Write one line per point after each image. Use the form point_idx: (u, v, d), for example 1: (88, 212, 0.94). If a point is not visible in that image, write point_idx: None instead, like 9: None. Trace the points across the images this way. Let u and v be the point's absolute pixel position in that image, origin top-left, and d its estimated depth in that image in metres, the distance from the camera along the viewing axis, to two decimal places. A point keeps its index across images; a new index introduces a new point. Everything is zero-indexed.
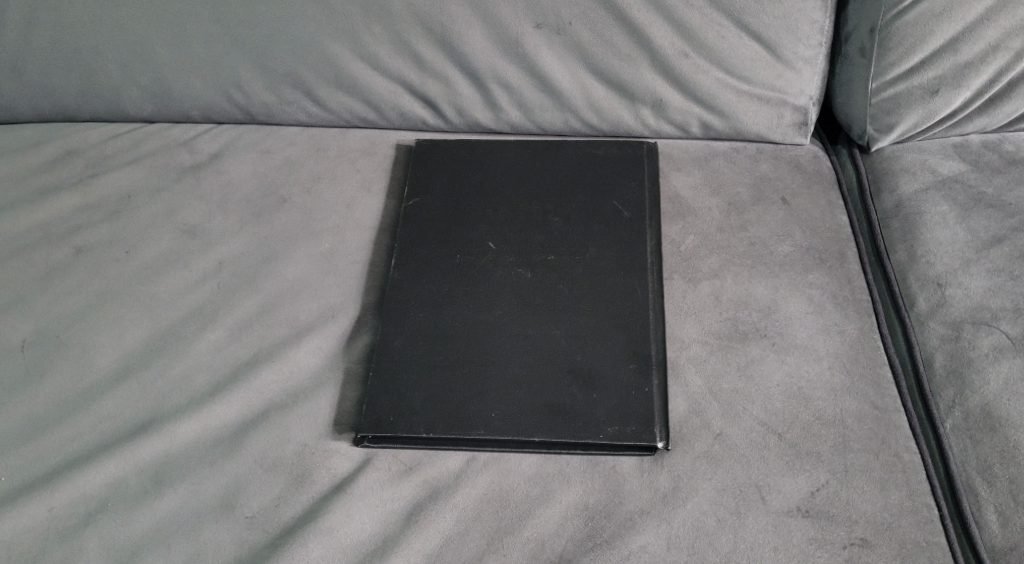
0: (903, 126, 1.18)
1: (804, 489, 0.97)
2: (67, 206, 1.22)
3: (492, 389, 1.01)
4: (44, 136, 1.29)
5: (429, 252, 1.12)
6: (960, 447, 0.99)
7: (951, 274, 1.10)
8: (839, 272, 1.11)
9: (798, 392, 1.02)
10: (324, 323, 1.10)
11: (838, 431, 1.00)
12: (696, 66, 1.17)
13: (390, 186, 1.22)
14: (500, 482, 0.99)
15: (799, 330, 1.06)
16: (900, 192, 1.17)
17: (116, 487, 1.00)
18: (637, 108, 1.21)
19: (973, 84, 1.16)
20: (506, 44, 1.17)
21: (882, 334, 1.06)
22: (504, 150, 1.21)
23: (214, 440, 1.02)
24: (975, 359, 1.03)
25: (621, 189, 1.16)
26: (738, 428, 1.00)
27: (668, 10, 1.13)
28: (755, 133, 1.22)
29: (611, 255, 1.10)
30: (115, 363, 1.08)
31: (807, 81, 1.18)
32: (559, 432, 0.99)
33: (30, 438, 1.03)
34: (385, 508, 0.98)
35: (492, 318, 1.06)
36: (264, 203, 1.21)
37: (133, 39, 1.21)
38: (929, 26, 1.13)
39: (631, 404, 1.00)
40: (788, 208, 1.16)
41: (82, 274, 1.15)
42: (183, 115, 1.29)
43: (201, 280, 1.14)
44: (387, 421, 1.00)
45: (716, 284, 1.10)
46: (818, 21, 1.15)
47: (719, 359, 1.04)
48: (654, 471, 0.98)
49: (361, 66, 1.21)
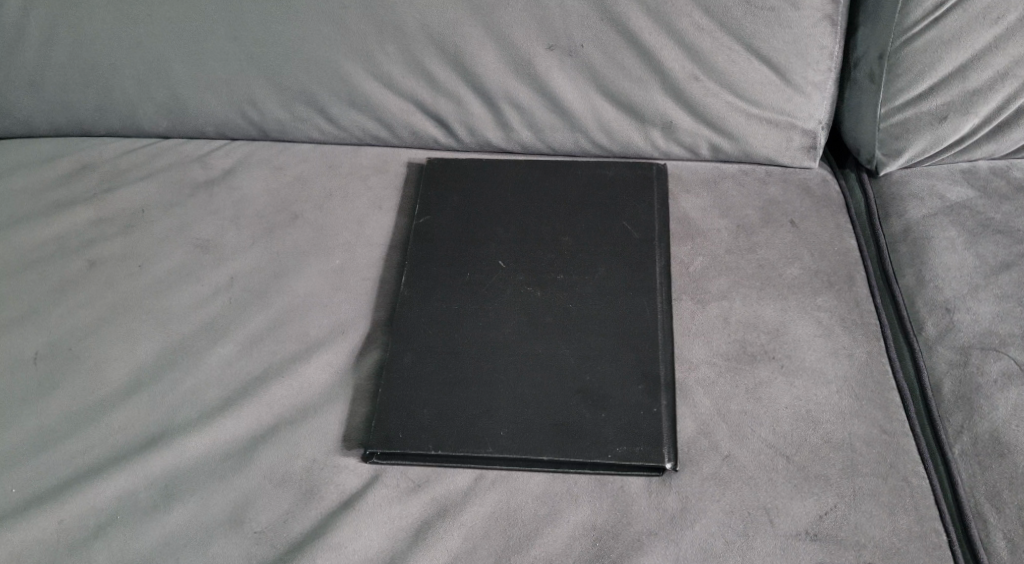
0: (911, 151, 1.19)
1: (813, 512, 0.97)
2: (81, 220, 1.23)
3: (501, 408, 1.02)
4: (60, 151, 1.31)
5: (439, 270, 1.12)
6: (968, 473, 0.99)
7: (960, 299, 1.10)
8: (847, 295, 1.11)
9: (806, 415, 1.02)
10: (335, 338, 1.10)
11: (847, 454, 1.00)
12: (706, 89, 1.18)
13: (401, 204, 1.23)
14: (508, 500, 0.99)
15: (807, 353, 1.07)
16: (908, 217, 1.18)
17: (124, 501, 1.00)
18: (647, 130, 1.22)
19: (981, 110, 1.17)
20: (518, 66, 1.18)
21: (891, 358, 1.07)
22: (515, 170, 1.22)
23: (223, 454, 1.03)
24: (983, 385, 1.04)
25: (630, 210, 1.16)
26: (746, 451, 1.00)
27: (679, 35, 1.14)
28: (765, 156, 1.22)
29: (622, 275, 1.11)
30: (127, 376, 1.09)
31: (817, 105, 1.19)
32: (568, 451, 0.99)
33: (40, 449, 1.04)
34: (393, 525, 0.98)
35: (501, 336, 1.06)
36: (275, 219, 1.22)
37: (150, 56, 1.22)
38: (939, 52, 1.13)
39: (639, 425, 1.00)
40: (797, 231, 1.17)
41: (95, 288, 1.16)
42: (197, 131, 1.30)
43: (213, 294, 1.15)
44: (395, 438, 1.01)
45: (725, 305, 1.10)
46: (828, 46, 1.15)
47: (728, 381, 1.05)
48: (663, 492, 0.98)
49: (374, 85, 1.22)
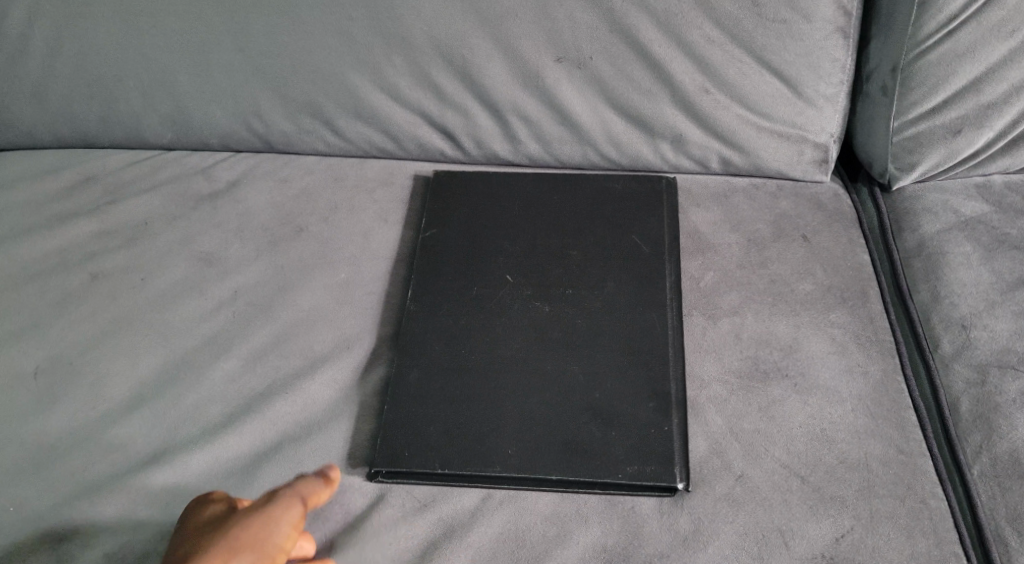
0: (925, 165, 1.18)
1: (828, 535, 0.95)
2: (83, 233, 1.21)
3: (509, 426, 1.00)
4: (64, 162, 1.29)
5: (446, 285, 1.11)
6: (988, 495, 0.97)
7: (976, 316, 1.08)
8: (861, 311, 1.09)
9: (821, 435, 1.00)
10: (339, 353, 1.08)
11: (863, 475, 0.98)
12: (717, 102, 1.16)
13: (407, 217, 1.21)
14: (516, 521, 0.97)
15: (821, 371, 1.05)
16: (922, 232, 1.16)
17: (124, 520, 0.98)
18: (657, 142, 1.20)
19: (996, 124, 1.15)
20: (527, 78, 1.17)
21: (906, 376, 1.05)
22: (523, 183, 1.20)
23: (225, 472, 1.01)
24: (1002, 405, 1.02)
25: (640, 224, 1.15)
26: (760, 470, 0.98)
27: (689, 47, 1.13)
28: (776, 170, 1.21)
29: (631, 290, 1.09)
30: (129, 392, 1.07)
31: (829, 119, 1.17)
32: (577, 471, 0.97)
33: (40, 466, 1.02)
34: (400, 546, 0.96)
35: (509, 352, 1.05)
36: (280, 232, 1.20)
37: (155, 67, 1.21)
38: (952, 66, 1.12)
39: (650, 444, 0.98)
40: (809, 246, 1.15)
41: (98, 301, 1.15)
42: (202, 143, 1.29)
43: (217, 308, 1.13)
44: (401, 456, 0.99)
45: (736, 321, 1.08)
46: (841, 59, 1.14)
47: (740, 399, 1.03)
48: (675, 513, 0.96)
49: (381, 97, 1.21)
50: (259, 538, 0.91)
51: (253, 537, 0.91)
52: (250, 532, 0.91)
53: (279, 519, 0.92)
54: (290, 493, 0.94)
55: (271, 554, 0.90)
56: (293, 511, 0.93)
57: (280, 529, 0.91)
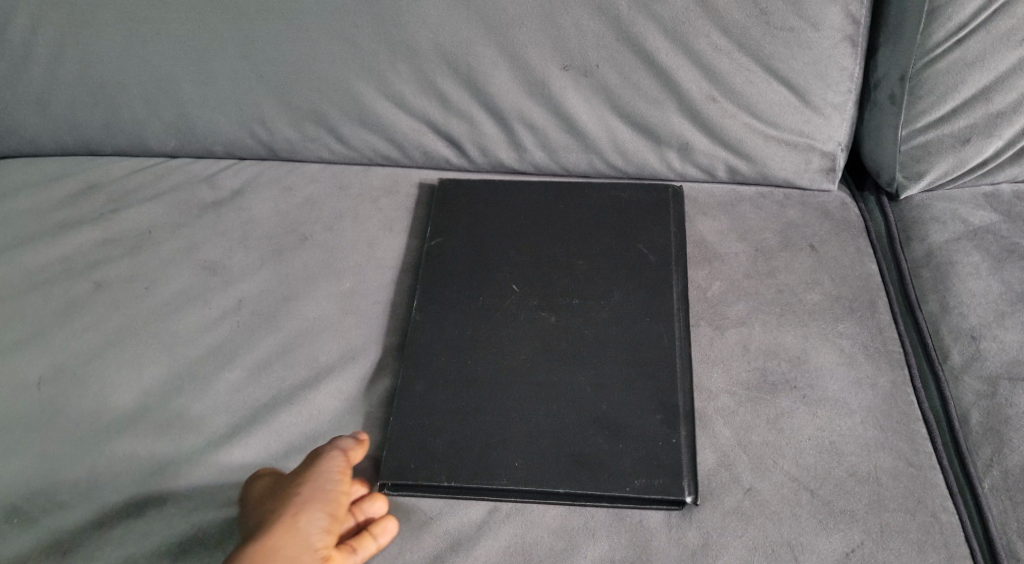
0: (933, 174, 1.17)
1: (838, 550, 0.94)
2: (87, 241, 1.21)
3: (515, 438, 0.99)
4: (67, 170, 1.29)
5: (452, 294, 1.10)
6: (999, 509, 0.96)
7: (986, 327, 1.07)
8: (870, 322, 1.08)
9: (830, 447, 1.00)
10: (345, 364, 1.08)
11: (873, 488, 0.97)
12: (724, 110, 1.15)
13: (412, 226, 1.20)
14: (523, 534, 0.96)
15: (830, 382, 1.04)
16: (931, 241, 1.15)
17: (129, 532, 0.98)
18: (663, 151, 1.19)
19: (1005, 133, 1.14)
20: (533, 85, 1.16)
21: (915, 388, 1.04)
22: (529, 191, 1.20)
23: (230, 484, 1.00)
24: (1012, 417, 1.01)
25: (646, 233, 1.14)
26: (769, 483, 0.98)
27: (696, 55, 1.12)
28: (783, 179, 1.20)
29: (638, 301, 1.08)
30: (133, 402, 1.06)
31: (836, 127, 1.17)
32: (585, 484, 0.96)
33: (44, 477, 1.01)
34: (406, 559, 0.95)
35: (516, 363, 1.04)
36: (284, 241, 1.19)
37: (159, 74, 1.21)
38: (961, 74, 1.11)
39: (658, 457, 0.97)
40: (817, 255, 1.14)
41: (102, 309, 1.14)
42: (206, 150, 1.28)
43: (221, 318, 1.13)
44: (408, 468, 0.98)
45: (744, 332, 1.08)
46: (848, 68, 1.13)
47: (748, 411, 1.02)
48: (683, 527, 0.96)
49: (386, 105, 1.20)
50: (316, 489, 0.94)
51: (312, 488, 0.94)
52: (307, 486, 0.94)
53: (327, 469, 0.96)
54: (327, 447, 0.98)
55: (333, 500, 0.94)
56: (335, 461, 0.96)
57: (332, 475, 0.95)
